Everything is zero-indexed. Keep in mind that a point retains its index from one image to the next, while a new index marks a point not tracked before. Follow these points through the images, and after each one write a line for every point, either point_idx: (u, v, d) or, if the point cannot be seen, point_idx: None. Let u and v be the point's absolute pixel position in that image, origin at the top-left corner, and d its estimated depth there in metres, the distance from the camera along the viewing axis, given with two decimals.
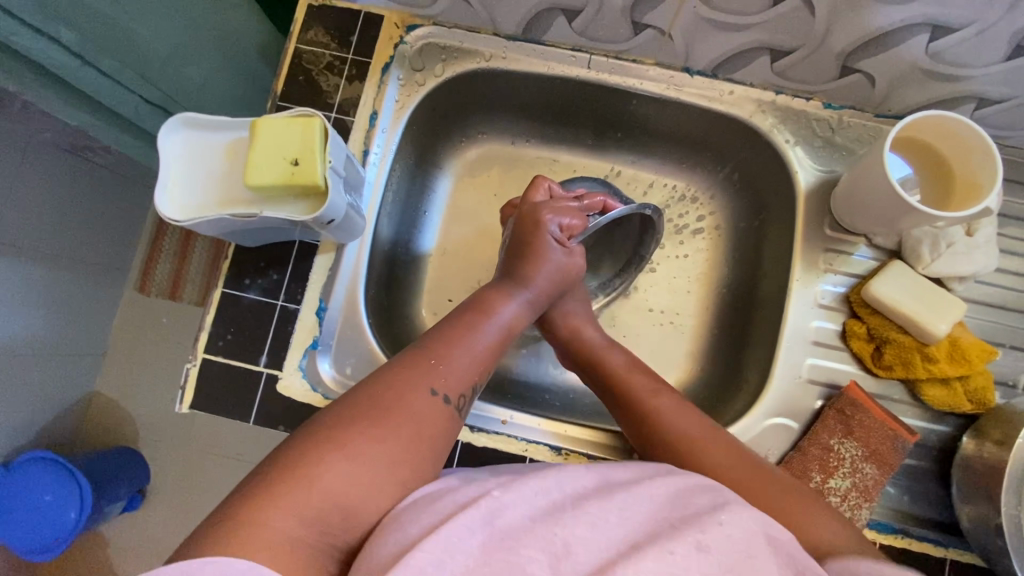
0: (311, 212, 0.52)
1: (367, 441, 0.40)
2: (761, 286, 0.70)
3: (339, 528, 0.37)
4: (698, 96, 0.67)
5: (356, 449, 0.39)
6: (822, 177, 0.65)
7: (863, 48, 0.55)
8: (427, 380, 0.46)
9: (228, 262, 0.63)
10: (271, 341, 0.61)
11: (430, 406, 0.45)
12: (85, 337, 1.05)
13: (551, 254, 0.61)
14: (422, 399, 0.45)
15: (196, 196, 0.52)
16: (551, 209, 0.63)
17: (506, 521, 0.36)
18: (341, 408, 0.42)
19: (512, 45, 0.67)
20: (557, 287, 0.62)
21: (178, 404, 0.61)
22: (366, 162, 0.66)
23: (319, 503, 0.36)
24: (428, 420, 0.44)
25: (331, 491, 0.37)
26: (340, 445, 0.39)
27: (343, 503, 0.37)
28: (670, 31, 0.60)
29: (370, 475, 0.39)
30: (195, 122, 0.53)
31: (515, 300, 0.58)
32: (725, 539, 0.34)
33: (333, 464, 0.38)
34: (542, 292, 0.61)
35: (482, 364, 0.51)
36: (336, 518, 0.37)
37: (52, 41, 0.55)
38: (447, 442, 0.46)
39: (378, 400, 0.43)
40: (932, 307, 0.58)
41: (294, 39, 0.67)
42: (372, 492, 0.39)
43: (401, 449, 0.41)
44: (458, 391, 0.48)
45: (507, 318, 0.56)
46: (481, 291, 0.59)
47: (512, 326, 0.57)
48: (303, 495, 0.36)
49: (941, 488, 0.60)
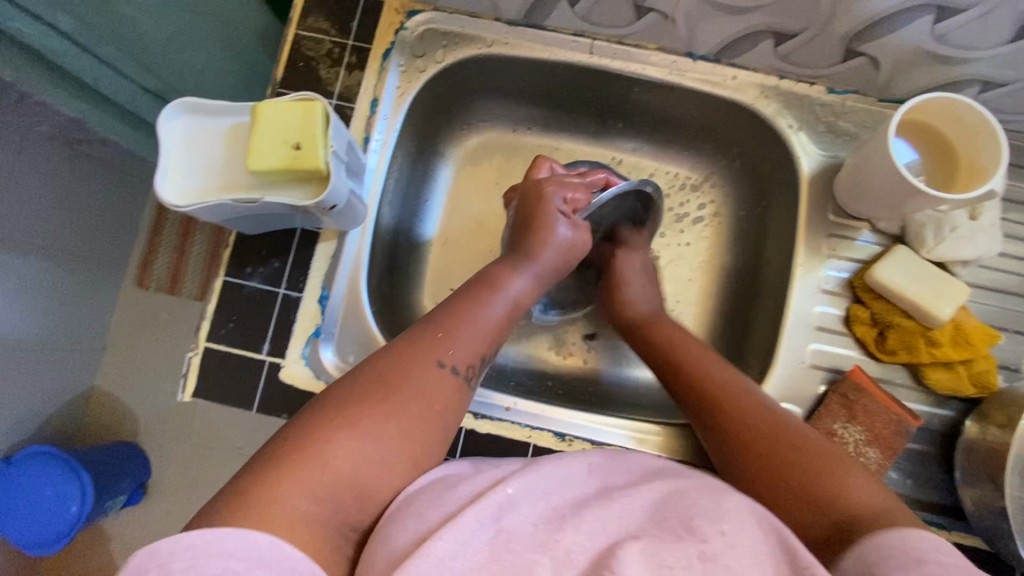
0: (313, 197, 0.51)
1: (372, 417, 0.40)
2: (764, 273, 0.70)
3: (345, 510, 0.38)
4: (701, 81, 0.66)
5: (365, 424, 0.40)
6: (826, 162, 0.65)
7: (867, 31, 0.55)
8: (433, 353, 0.46)
9: (230, 250, 0.62)
10: (273, 329, 0.61)
11: (439, 378, 0.45)
12: (84, 329, 1.05)
13: (557, 227, 0.60)
14: (428, 372, 0.45)
15: (197, 182, 0.52)
16: (556, 183, 0.63)
17: (513, 516, 0.36)
18: (348, 385, 0.43)
19: (514, 31, 0.67)
20: (562, 262, 0.61)
21: (181, 393, 0.61)
22: (367, 148, 0.66)
23: (325, 480, 0.37)
24: (436, 392, 0.44)
25: (339, 468, 0.38)
26: (345, 421, 0.40)
27: (349, 479, 0.38)
28: (673, 15, 0.59)
29: (381, 448, 0.40)
30: (193, 107, 0.52)
31: (522, 274, 0.57)
32: (729, 540, 0.34)
33: (340, 441, 0.39)
34: (548, 267, 0.59)
35: (488, 337, 0.51)
36: (341, 499, 0.37)
37: (50, 26, 0.54)
38: (457, 412, 0.46)
39: (383, 376, 0.43)
40: (935, 291, 0.58)
41: (294, 26, 0.66)
42: (383, 464, 0.40)
43: (408, 422, 0.42)
44: (466, 362, 0.48)
45: (515, 293, 0.56)
46: (488, 266, 0.58)
47: (521, 300, 0.56)
48: (310, 476, 0.37)
49: (945, 472, 0.60)
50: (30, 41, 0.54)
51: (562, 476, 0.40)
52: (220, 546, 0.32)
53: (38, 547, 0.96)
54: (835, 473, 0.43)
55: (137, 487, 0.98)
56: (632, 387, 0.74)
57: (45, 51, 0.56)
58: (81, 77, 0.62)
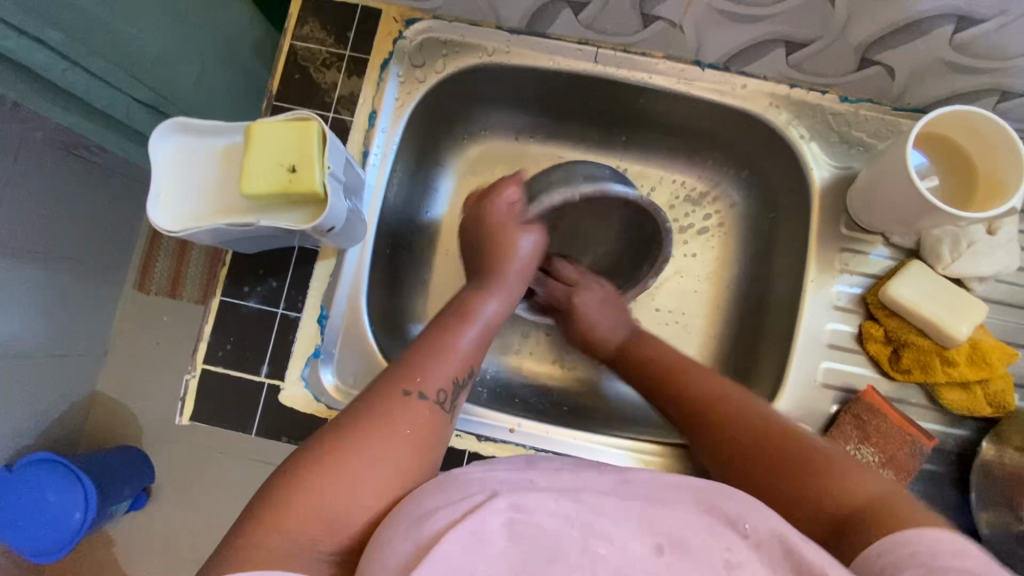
0: (311, 220, 0.50)
1: (346, 453, 0.40)
2: (775, 286, 0.69)
3: (317, 541, 0.37)
4: (709, 90, 0.64)
5: (331, 462, 0.40)
6: (839, 173, 0.63)
7: (885, 40, 0.52)
8: (400, 386, 0.46)
9: (227, 269, 0.61)
10: (272, 351, 0.60)
11: (408, 411, 0.44)
12: (84, 338, 1.04)
13: (519, 240, 0.63)
14: (393, 403, 0.44)
15: (192, 202, 0.50)
16: (490, 203, 0.64)
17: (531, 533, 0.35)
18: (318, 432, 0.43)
19: (516, 39, 0.64)
20: (528, 270, 0.64)
21: (179, 416, 0.60)
22: (366, 163, 0.64)
23: (296, 517, 0.37)
24: (409, 424, 0.44)
25: (309, 506, 0.38)
26: (311, 464, 0.40)
27: (320, 515, 0.38)
28: (681, 24, 0.57)
29: (352, 479, 0.39)
30: (186, 127, 0.50)
31: (491, 299, 0.59)
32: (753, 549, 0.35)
33: (331, 469, 0.39)
34: (515, 274, 0.62)
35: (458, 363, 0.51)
36: (311, 533, 0.37)
37: (37, 41, 0.53)
38: (433, 443, 0.45)
39: (355, 415, 0.43)
40: (953, 310, 0.56)
41: (289, 35, 0.64)
42: (359, 499, 0.39)
43: (380, 449, 0.41)
44: (436, 388, 0.47)
45: (487, 317, 0.57)
46: (460, 294, 0.60)
47: (493, 321, 0.58)
48: (310, 495, 0.38)
49: (961, 493, 0.59)
50: (17, 57, 0.53)
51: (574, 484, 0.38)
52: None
53: (38, 555, 0.95)
54: (832, 469, 0.45)
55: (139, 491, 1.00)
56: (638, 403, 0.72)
57: (34, 67, 0.54)
58: (73, 91, 0.61)
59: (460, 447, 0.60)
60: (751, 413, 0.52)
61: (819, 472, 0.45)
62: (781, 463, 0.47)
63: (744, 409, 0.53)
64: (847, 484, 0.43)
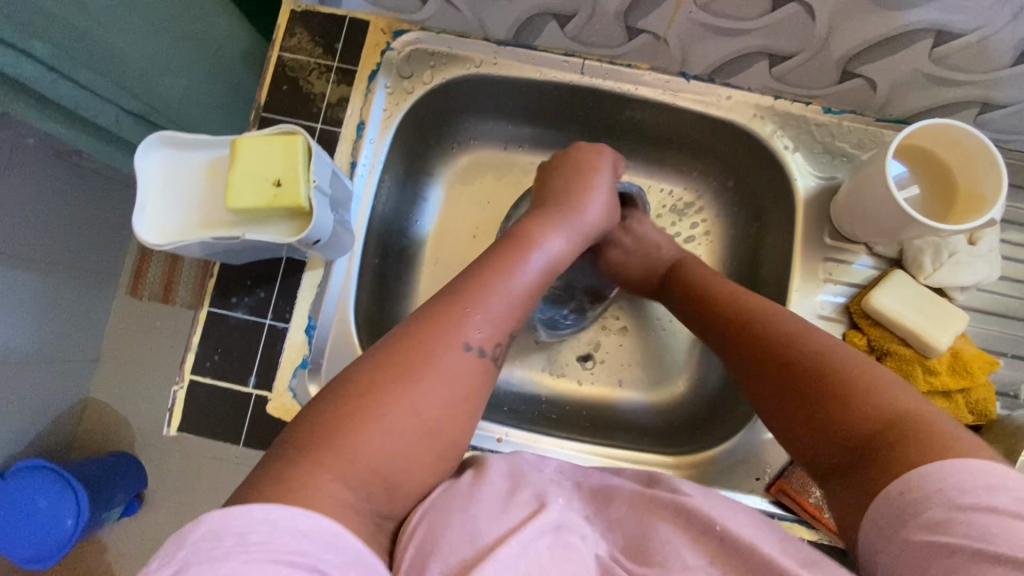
0: (297, 233, 0.50)
1: (404, 403, 0.38)
2: (761, 294, 0.69)
3: (377, 500, 0.35)
4: (695, 101, 0.65)
5: (387, 411, 0.37)
6: (823, 183, 0.64)
7: (865, 53, 0.53)
8: (460, 333, 0.42)
9: (215, 280, 0.61)
10: (260, 361, 0.60)
11: (464, 361, 0.41)
12: (76, 345, 1.04)
13: (597, 178, 0.61)
14: (452, 355, 0.41)
15: (178, 216, 0.51)
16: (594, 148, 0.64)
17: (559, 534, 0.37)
18: (361, 372, 0.39)
19: (503, 50, 0.65)
20: (600, 229, 0.60)
21: (167, 427, 0.60)
22: (354, 174, 0.64)
23: (357, 471, 0.35)
24: (463, 378, 0.41)
25: (372, 458, 0.35)
26: (369, 413, 0.37)
27: (377, 471, 0.35)
28: (665, 36, 0.57)
29: (408, 433, 0.37)
30: (171, 140, 0.51)
31: (558, 239, 0.54)
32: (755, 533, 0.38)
33: (392, 413, 0.37)
34: (590, 225, 0.58)
35: (517, 312, 0.47)
36: (373, 488, 0.35)
37: (25, 54, 0.53)
38: (483, 398, 0.43)
39: (408, 356, 0.40)
40: (934, 319, 0.57)
41: (277, 46, 0.64)
42: (413, 453, 0.37)
43: (434, 403, 0.39)
44: (493, 342, 0.44)
45: (553, 252, 0.53)
46: (521, 223, 0.55)
47: (558, 261, 0.53)
48: (375, 437, 0.36)
49: None
50: (5, 70, 0.53)
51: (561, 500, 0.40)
52: (291, 521, 0.31)
53: (27, 564, 0.95)
54: (876, 380, 0.41)
55: (132, 497, 1.01)
56: (627, 410, 0.73)
57: (22, 79, 0.55)
58: (61, 103, 0.61)
59: None
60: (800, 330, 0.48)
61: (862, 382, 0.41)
62: (818, 375, 0.43)
63: (797, 328, 0.48)
64: (869, 393, 0.40)
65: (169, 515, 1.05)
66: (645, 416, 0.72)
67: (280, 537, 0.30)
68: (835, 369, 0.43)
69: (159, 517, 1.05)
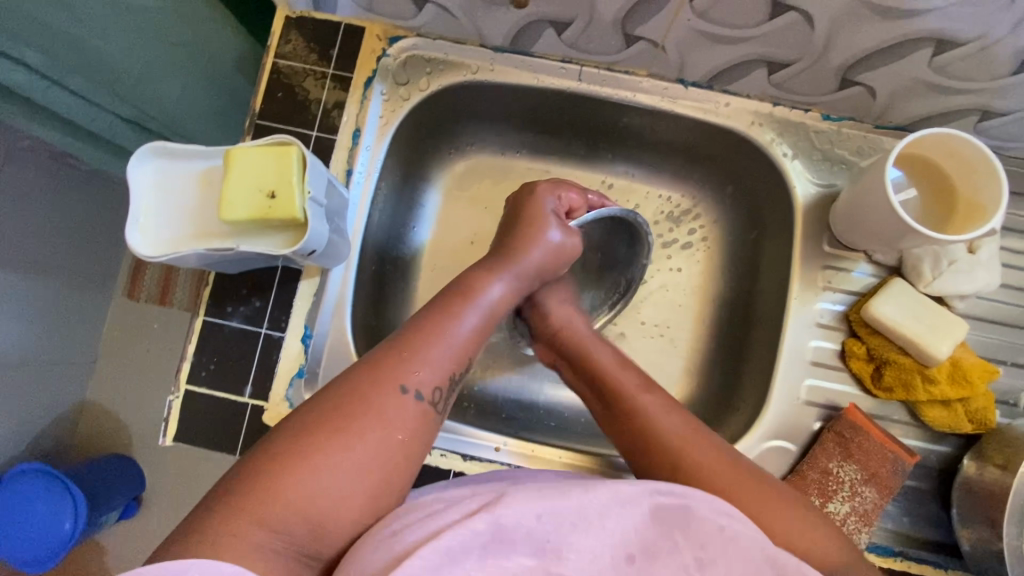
0: (292, 244, 0.50)
1: (332, 449, 0.37)
2: (759, 301, 0.69)
3: (301, 541, 0.35)
4: (694, 108, 0.65)
5: (318, 458, 0.37)
6: (822, 191, 0.63)
7: (864, 61, 0.53)
8: (394, 376, 0.42)
9: (209, 289, 0.61)
10: (256, 371, 0.60)
11: (400, 406, 0.41)
12: (73, 348, 1.03)
13: (546, 231, 0.58)
14: (389, 399, 0.41)
15: (171, 227, 0.50)
16: (551, 186, 0.62)
17: (505, 525, 0.36)
18: (299, 419, 0.39)
19: (499, 57, 0.64)
20: (550, 268, 0.59)
21: (162, 437, 0.60)
22: (350, 182, 0.64)
23: (282, 515, 0.34)
24: (398, 422, 0.40)
25: (297, 503, 0.35)
26: (300, 459, 0.36)
27: (305, 515, 0.35)
28: (663, 44, 0.57)
29: (339, 478, 0.37)
30: (164, 151, 0.50)
31: (499, 282, 0.53)
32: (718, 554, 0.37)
33: (320, 458, 0.37)
34: (532, 268, 0.57)
35: (459, 354, 0.47)
36: (297, 529, 0.35)
37: (17, 62, 0.53)
38: (424, 443, 0.42)
39: (340, 402, 0.40)
40: (933, 328, 0.57)
41: (272, 53, 0.64)
42: (342, 503, 0.36)
43: (369, 451, 0.38)
44: (432, 386, 0.43)
45: (491, 304, 0.52)
46: (467, 271, 0.54)
47: (497, 309, 0.52)
48: (299, 480, 0.36)
49: (942, 509, 0.59)
50: None
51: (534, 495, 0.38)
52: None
53: (25, 567, 0.94)
54: (790, 519, 0.43)
55: (130, 499, 1.02)
56: None
57: (15, 87, 0.54)
58: (55, 109, 0.61)
59: (444, 467, 0.60)
60: (715, 455, 0.47)
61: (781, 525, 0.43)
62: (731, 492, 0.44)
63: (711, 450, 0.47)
64: (803, 538, 0.42)
65: (167, 518, 1.05)
66: None
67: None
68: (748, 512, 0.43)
69: (157, 519, 1.05)
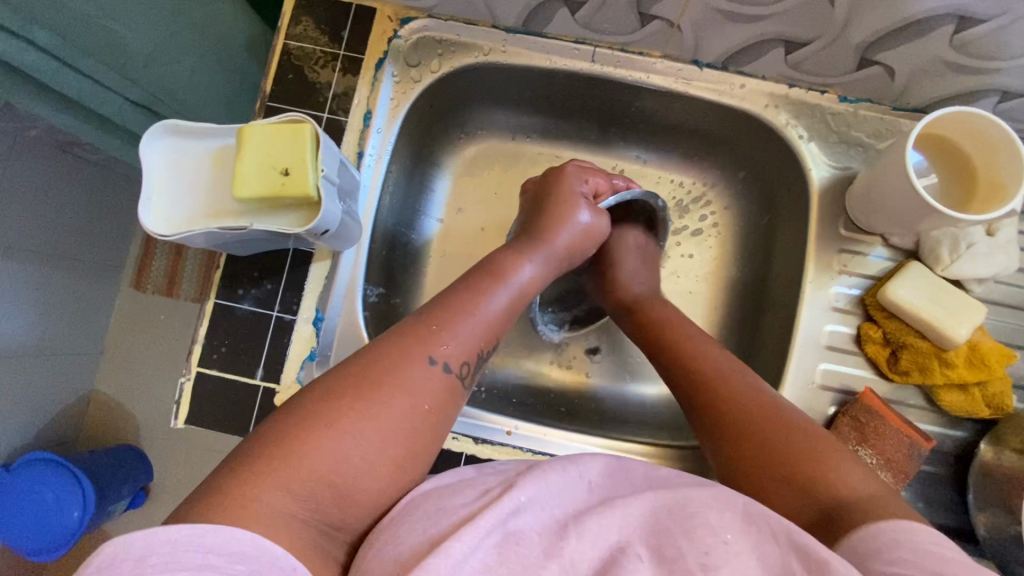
0: (305, 223, 0.49)
1: (362, 414, 0.37)
2: (772, 286, 0.69)
3: (326, 509, 0.34)
4: (708, 90, 0.64)
5: (347, 423, 0.37)
6: (838, 174, 0.63)
7: (883, 39, 0.52)
8: (423, 348, 0.42)
9: (221, 271, 0.60)
10: (267, 354, 0.59)
11: (429, 376, 0.41)
12: (81, 337, 1.03)
13: (575, 212, 0.58)
14: (416, 371, 0.41)
15: (183, 206, 0.50)
16: (580, 168, 0.62)
17: (522, 521, 0.34)
18: (328, 385, 0.39)
19: (511, 38, 0.64)
20: (575, 250, 0.58)
21: (174, 419, 0.59)
22: (362, 163, 0.63)
23: (306, 481, 0.34)
24: (427, 393, 0.41)
25: (321, 470, 0.35)
26: (328, 423, 0.36)
27: (330, 480, 0.35)
28: (678, 23, 0.56)
29: (365, 447, 0.37)
30: (176, 129, 0.50)
31: (526, 260, 0.53)
32: (734, 553, 0.33)
33: (350, 425, 0.37)
34: (561, 251, 0.57)
35: (486, 331, 0.47)
36: (320, 497, 0.34)
37: (27, 41, 0.52)
38: (449, 416, 0.42)
39: (370, 370, 0.40)
40: (951, 311, 0.56)
41: (283, 34, 0.63)
42: (367, 473, 0.36)
43: (395, 421, 0.38)
44: (460, 358, 0.44)
45: (520, 283, 0.52)
46: (493, 251, 0.54)
47: (526, 289, 0.52)
48: (328, 445, 0.36)
49: (958, 495, 0.59)
50: (8, 57, 0.52)
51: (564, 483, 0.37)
52: (197, 539, 0.29)
53: (33, 554, 0.95)
54: (825, 462, 0.42)
55: (138, 489, 1.02)
56: (636, 403, 0.72)
57: (25, 67, 0.54)
58: (64, 92, 0.61)
59: (457, 449, 0.60)
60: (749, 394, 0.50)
61: (813, 458, 0.43)
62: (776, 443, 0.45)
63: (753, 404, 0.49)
64: (835, 474, 0.41)
65: (174, 507, 1.05)
66: (652, 407, 0.71)
67: (186, 555, 0.29)
68: (788, 449, 0.44)
69: (164, 508, 1.05)
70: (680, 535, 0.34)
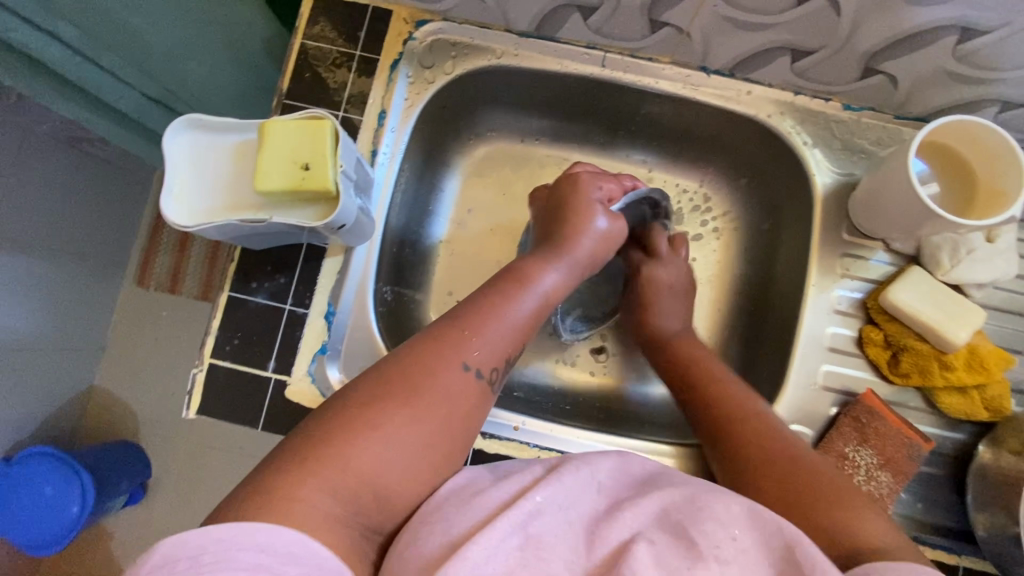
0: (323, 216, 0.50)
1: (402, 419, 0.38)
2: (776, 289, 0.70)
3: (364, 510, 0.36)
4: (715, 96, 0.66)
5: (387, 427, 0.38)
6: (841, 180, 0.64)
7: (886, 49, 0.53)
8: (457, 352, 0.43)
9: (235, 265, 0.61)
10: (280, 346, 0.60)
11: (462, 382, 0.42)
12: (84, 332, 1.04)
13: (593, 220, 0.59)
14: (451, 377, 0.42)
15: (204, 199, 0.51)
16: (594, 177, 0.63)
17: (542, 524, 0.35)
18: (366, 386, 0.40)
19: (523, 42, 0.65)
20: (596, 257, 0.59)
21: (185, 410, 0.60)
22: (376, 161, 0.64)
23: (349, 483, 0.35)
24: (462, 398, 0.42)
25: (365, 472, 0.36)
26: (370, 425, 0.37)
27: (369, 481, 0.36)
28: (688, 29, 0.58)
29: (405, 451, 0.38)
30: (201, 124, 0.51)
31: (551, 269, 0.54)
32: (742, 550, 0.34)
33: (390, 430, 0.37)
34: (583, 261, 0.57)
35: (515, 336, 0.48)
36: (363, 500, 0.36)
37: (50, 34, 0.53)
38: (478, 421, 0.44)
39: (407, 376, 0.40)
40: (951, 315, 0.57)
41: (301, 34, 0.65)
42: (404, 480, 0.38)
43: (431, 427, 0.39)
44: (490, 365, 0.45)
45: (546, 289, 0.53)
46: (519, 260, 0.55)
47: (551, 297, 0.53)
48: (371, 448, 0.37)
49: (957, 496, 0.60)
50: (32, 50, 0.53)
51: (583, 479, 0.38)
52: (239, 532, 0.30)
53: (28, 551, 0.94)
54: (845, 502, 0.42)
55: (137, 485, 1.02)
56: (639, 402, 0.73)
57: (47, 60, 0.55)
58: (84, 84, 0.61)
59: None
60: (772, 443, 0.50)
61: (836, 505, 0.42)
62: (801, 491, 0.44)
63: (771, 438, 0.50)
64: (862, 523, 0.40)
65: (173, 503, 1.05)
66: (656, 405, 0.72)
67: (219, 550, 0.30)
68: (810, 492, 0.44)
69: (163, 504, 1.06)
70: (691, 526, 0.35)
